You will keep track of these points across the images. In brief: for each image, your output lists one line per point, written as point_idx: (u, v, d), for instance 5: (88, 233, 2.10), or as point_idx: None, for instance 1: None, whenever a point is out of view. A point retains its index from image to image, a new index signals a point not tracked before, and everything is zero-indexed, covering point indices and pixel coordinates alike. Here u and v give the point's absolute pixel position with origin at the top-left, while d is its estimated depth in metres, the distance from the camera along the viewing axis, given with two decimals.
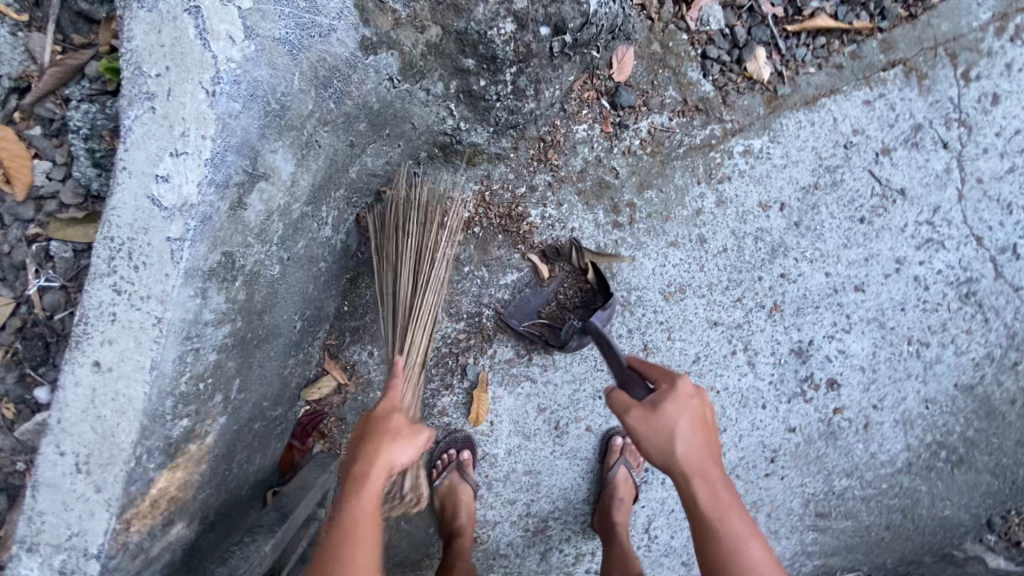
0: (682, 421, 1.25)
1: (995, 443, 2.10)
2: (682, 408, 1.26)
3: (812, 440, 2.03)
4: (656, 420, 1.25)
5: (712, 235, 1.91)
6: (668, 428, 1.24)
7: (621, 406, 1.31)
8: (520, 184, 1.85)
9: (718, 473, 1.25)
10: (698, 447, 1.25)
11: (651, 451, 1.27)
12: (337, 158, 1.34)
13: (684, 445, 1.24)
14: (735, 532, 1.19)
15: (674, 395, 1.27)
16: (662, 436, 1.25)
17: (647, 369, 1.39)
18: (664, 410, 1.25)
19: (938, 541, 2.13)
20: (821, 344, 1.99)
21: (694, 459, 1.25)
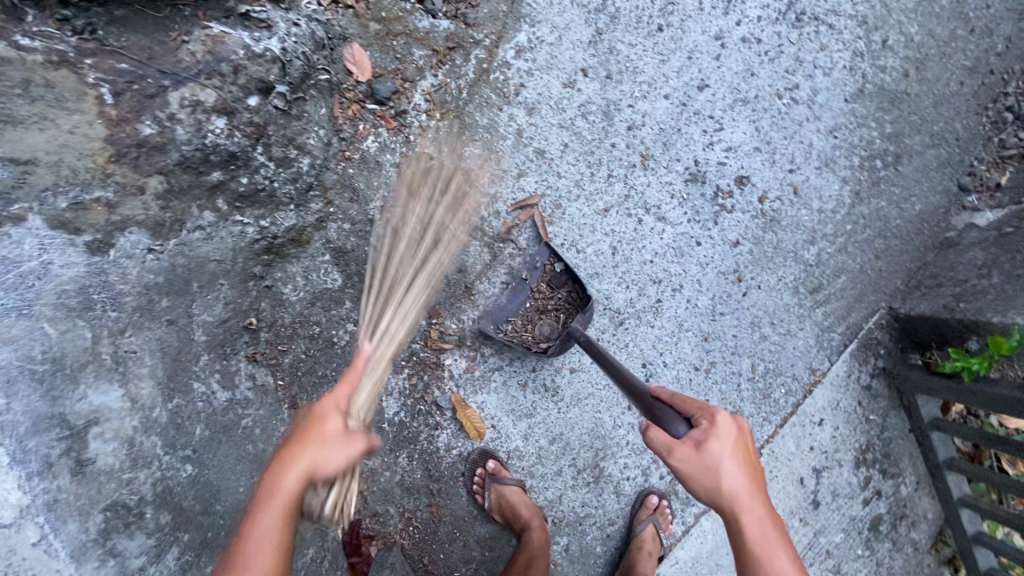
0: (726, 458, 1.28)
1: (917, 119, 2.04)
2: (727, 448, 1.28)
3: (760, 238, 2.00)
4: (702, 461, 1.27)
5: (546, 142, 1.86)
6: (715, 469, 1.27)
7: (663, 448, 1.32)
8: (358, 225, 1.80)
9: (763, 506, 1.28)
10: (744, 480, 1.29)
11: (698, 488, 1.29)
12: (169, 342, 1.35)
13: (729, 480, 1.27)
14: (782, 573, 1.21)
15: (718, 435, 1.29)
16: (710, 476, 1.27)
17: (679, 402, 1.39)
18: (709, 452, 1.27)
19: (930, 236, 2.08)
20: (707, 157, 1.94)
21: (740, 494, 1.28)
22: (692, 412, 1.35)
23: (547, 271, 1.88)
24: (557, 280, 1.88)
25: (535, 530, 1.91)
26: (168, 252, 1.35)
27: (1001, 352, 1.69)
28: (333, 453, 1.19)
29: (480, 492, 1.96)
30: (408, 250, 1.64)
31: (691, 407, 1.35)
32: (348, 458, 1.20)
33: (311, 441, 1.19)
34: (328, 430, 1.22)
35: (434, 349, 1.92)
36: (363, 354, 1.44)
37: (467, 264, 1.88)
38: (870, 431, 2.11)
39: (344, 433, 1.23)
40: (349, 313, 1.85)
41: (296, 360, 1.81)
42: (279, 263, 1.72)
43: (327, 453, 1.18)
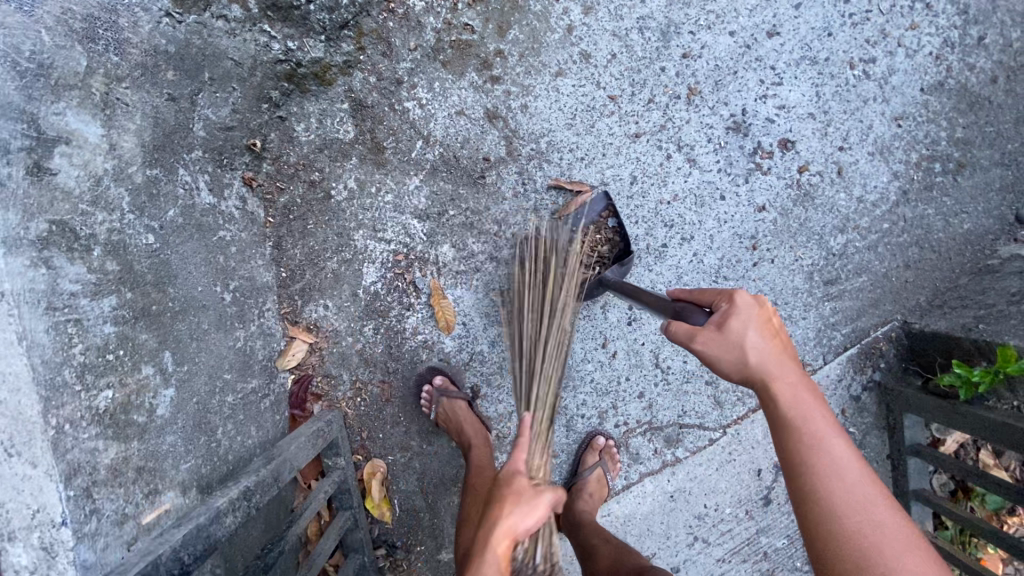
0: (751, 334, 1.13)
1: (993, 133, 1.88)
2: (752, 320, 1.14)
3: (788, 210, 1.89)
4: (724, 338, 1.14)
5: (594, 47, 1.78)
6: (739, 344, 1.12)
7: (684, 336, 1.18)
8: (384, 82, 1.77)
9: (800, 384, 1.11)
10: (774, 357, 1.13)
11: (726, 370, 1.15)
12: (163, 116, 1.35)
13: (755, 357, 1.12)
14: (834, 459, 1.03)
15: (736, 305, 1.15)
16: (733, 352, 1.13)
17: (698, 296, 1.26)
18: (732, 327, 1.13)
19: (969, 260, 1.93)
20: (756, 109, 1.83)
21: (769, 366, 1.12)
22: (711, 300, 1.21)
23: (598, 222, 1.81)
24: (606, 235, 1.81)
25: (480, 451, 1.78)
26: (184, 26, 1.35)
27: (1006, 369, 1.56)
28: (524, 513, 1.18)
29: (428, 406, 1.90)
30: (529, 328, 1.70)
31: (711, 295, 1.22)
32: (540, 516, 1.20)
33: (507, 501, 1.21)
34: (517, 484, 1.27)
35: (426, 231, 1.87)
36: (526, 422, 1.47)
37: (480, 151, 1.83)
38: None
39: (532, 490, 1.25)
40: (352, 169, 1.82)
41: (290, 203, 1.82)
42: (298, 96, 1.72)
43: (518, 516, 1.17)
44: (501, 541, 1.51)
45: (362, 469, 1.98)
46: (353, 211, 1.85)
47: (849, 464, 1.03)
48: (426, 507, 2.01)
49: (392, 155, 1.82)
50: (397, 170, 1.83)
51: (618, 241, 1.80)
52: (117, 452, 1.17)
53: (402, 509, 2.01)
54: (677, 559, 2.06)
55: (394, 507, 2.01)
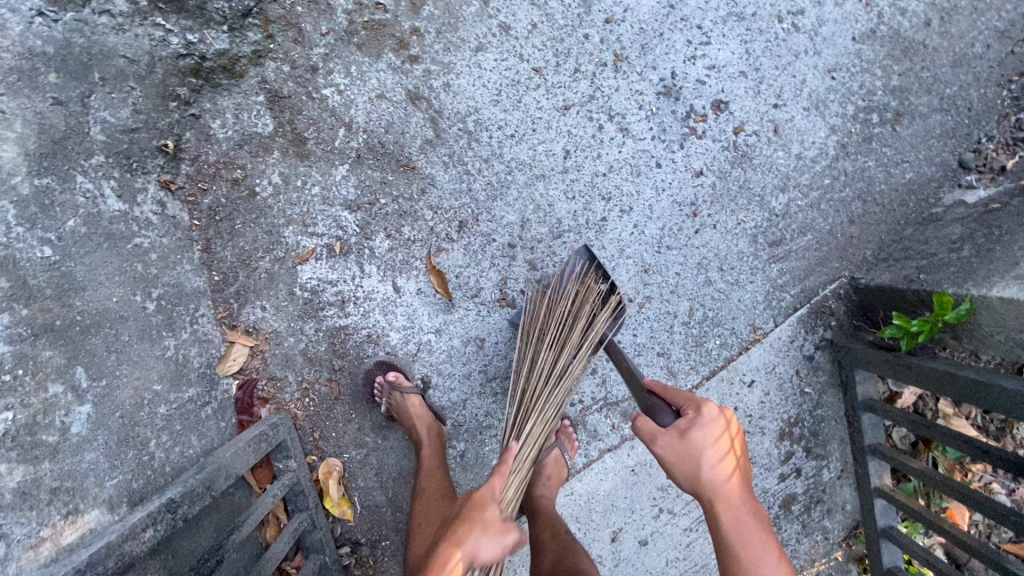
0: (710, 451, 1.21)
1: (929, 78, 1.85)
2: (713, 438, 1.22)
3: (726, 172, 1.85)
4: (684, 449, 1.22)
5: (513, 18, 1.74)
6: (697, 457, 1.21)
7: (647, 435, 1.28)
8: (298, 70, 1.71)
9: (742, 499, 1.21)
10: (725, 472, 1.22)
11: (677, 477, 1.24)
12: (49, 121, 1.29)
13: (709, 470, 1.21)
14: None
15: (700, 422, 1.24)
16: (690, 464, 1.22)
17: (670, 395, 1.34)
18: (692, 440, 1.22)
19: (914, 211, 1.90)
20: (685, 71, 1.80)
21: (720, 487, 1.21)
22: (681, 403, 1.30)
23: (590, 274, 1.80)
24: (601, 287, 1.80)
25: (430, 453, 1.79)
26: (61, 24, 1.34)
27: (944, 318, 1.54)
28: (487, 541, 1.31)
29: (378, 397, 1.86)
30: (544, 363, 1.67)
31: (681, 397, 1.31)
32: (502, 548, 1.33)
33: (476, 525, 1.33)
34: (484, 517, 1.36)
35: (359, 221, 1.82)
36: (511, 453, 1.52)
37: (406, 135, 1.77)
38: (803, 405, 1.99)
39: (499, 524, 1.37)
40: (274, 165, 1.76)
41: (215, 204, 1.75)
42: (209, 92, 1.66)
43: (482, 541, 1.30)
44: None
45: (318, 471, 1.93)
46: (280, 206, 1.79)
47: None
48: (387, 502, 1.98)
49: (315, 145, 1.76)
50: (322, 161, 1.77)
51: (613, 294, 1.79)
52: (25, 475, 1.14)
53: (363, 507, 1.97)
54: (645, 532, 2.06)
55: (355, 504, 1.97)
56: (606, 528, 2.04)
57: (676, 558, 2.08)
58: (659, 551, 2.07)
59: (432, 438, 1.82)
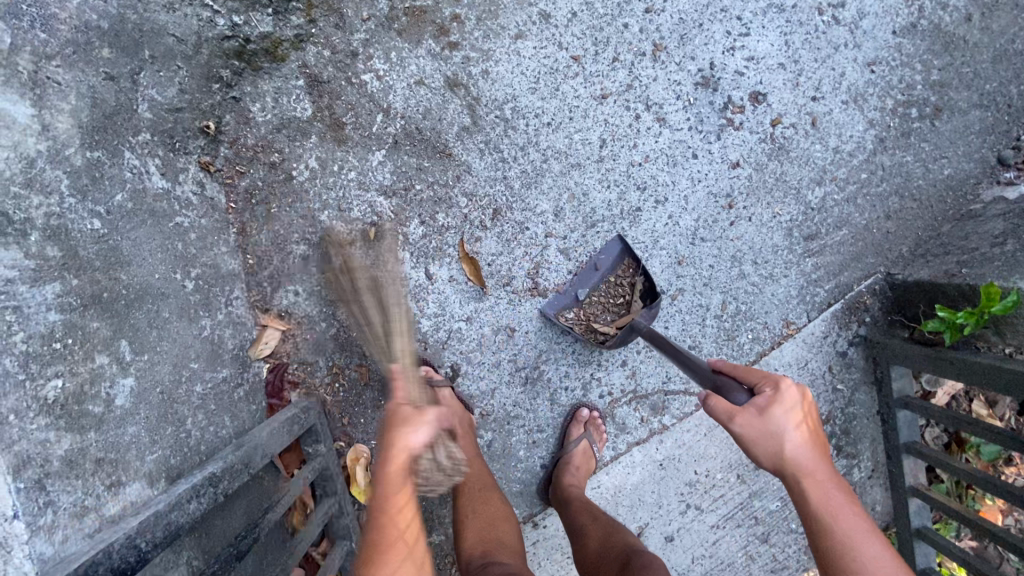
0: (793, 428, 1.18)
1: (969, 73, 1.84)
2: (794, 414, 1.19)
3: (763, 164, 1.84)
4: (766, 427, 1.18)
5: (553, 7, 1.75)
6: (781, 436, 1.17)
7: (724, 415, 1.23)
8: (339, 55, 1.72)
9: (828, 473, 1.17)
10: (808, 449, 1.18)
11: (760, 457, 1.20)
12: (101, 95, 1.31)
13: (793, 446, 1.17)
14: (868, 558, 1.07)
15: (779, 397, 1.20)
16: (773, 442, 1.18)
17: (740, 374, 1.31)
18: (774, 418, 1.18)
19: (951, 207, 1.88)
20: (724, 62, 1.79)
21: (805, 463, 1.17)
22: (755, 381, 1.27)
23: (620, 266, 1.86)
24: (631, 278, 1.85)
25: (464, 441, 1.76)
26: (116, 0, 1.34)
27: (991, 311, 1.53)
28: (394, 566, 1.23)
29: None
30: (373, 311, 1.65)
31: (754, 376, 1.28)
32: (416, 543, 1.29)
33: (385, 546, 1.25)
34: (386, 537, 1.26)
35: (393, 207, 1.82)
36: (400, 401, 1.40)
37: (443, 122, 1.78)
38: (835, 402, 1.97)
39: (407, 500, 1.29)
40: (312, 149, 1.76)
41: (252, 186, 1.76)
42: (251, 75, 1.67)
43: (413, 431, 1.29)
44: (501, 536, 1.54)
45: (345, 457, 1.92)
46: (316, 191, 1.79)
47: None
48: None
49: (353, 130, 1.77)
50: (358, 146, 1.78)
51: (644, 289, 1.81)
52: (73, 443, 1.13)
53: None
54: (671, 528, 2.04)
55: None
56: (632, 523, 2.02)
57: (702, 555, 2.05)
58: (685, 548, 2.04)
59: (463, 425, 1.80)
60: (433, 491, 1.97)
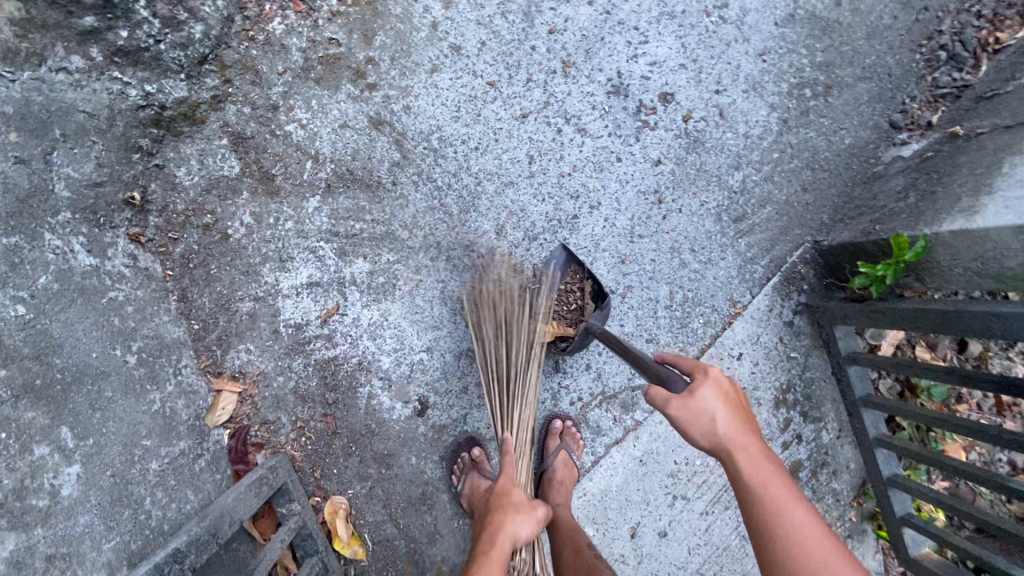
0: (720, 406, 1.26)
1: (848, 51, 2.02)
2: (721, 394, 1.27)
3: (682, 158, 1.95)
4: (696, 408, 1.26)
5: (462, 39, 1.83)
6: (710, 414, 1.25)
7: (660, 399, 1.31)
8: (260, 111, 1.73)
9: (757, 447, 1.23)
10: (737, 426, 1.25)
11: (696, 437, 1.27)
12: (11, 177, 1.31)
13: (723, 425, 1.24)
14: (794, 527, 1.12)
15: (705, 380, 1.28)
16: (703, 421, 1.25)
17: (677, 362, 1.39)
18: (704, 398, 1.26)
19: (859, 171, 2.03)
20: (630, 69, 1.91)
21: (736, 440, 1.23)
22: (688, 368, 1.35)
23: (568, 274, 1.86)
24: (580, 284, 1.85)
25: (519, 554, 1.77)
26: (19, 83, 1.36)
27: (904, 259, 1.65)
28: (524, 522, 1.58)
29: (458, 474, 1.89)
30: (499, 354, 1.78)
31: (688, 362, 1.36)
32: (535, 524, 1.61)
33: (509, 509, 1.62)
34: (515, 500, 1.65)
35: (336, 249, 1.82)
36: (508, 445, 1.70)
37: (373, 160, 1.81)
38: (790, 370, 2.05)
39: (527, 503, 1.65)
40: (244, 205, 1.75)
41: (187, 251, 1.72)
42: (172, 140, 1.66)
43: (519, 525, 1.57)
44: None
45: (323, 512, 1.86)
46: (256, 246, 1.77)
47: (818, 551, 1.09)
48: (398, 533, 1.91)
49: (284, 181, 1.77)
50: (292, 195, 1.78)
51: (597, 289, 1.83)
52: (18, 542, 1.11)
53: (375, 544, 1.89)
54: (663, 523, 2.04)
55: (366, 542, 1.89)
56: (624, 525, 2.03)
57: (698, 544, 2.06)
58: (680, 540, 2.05)
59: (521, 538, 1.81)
60: (419, 532, 1.92)
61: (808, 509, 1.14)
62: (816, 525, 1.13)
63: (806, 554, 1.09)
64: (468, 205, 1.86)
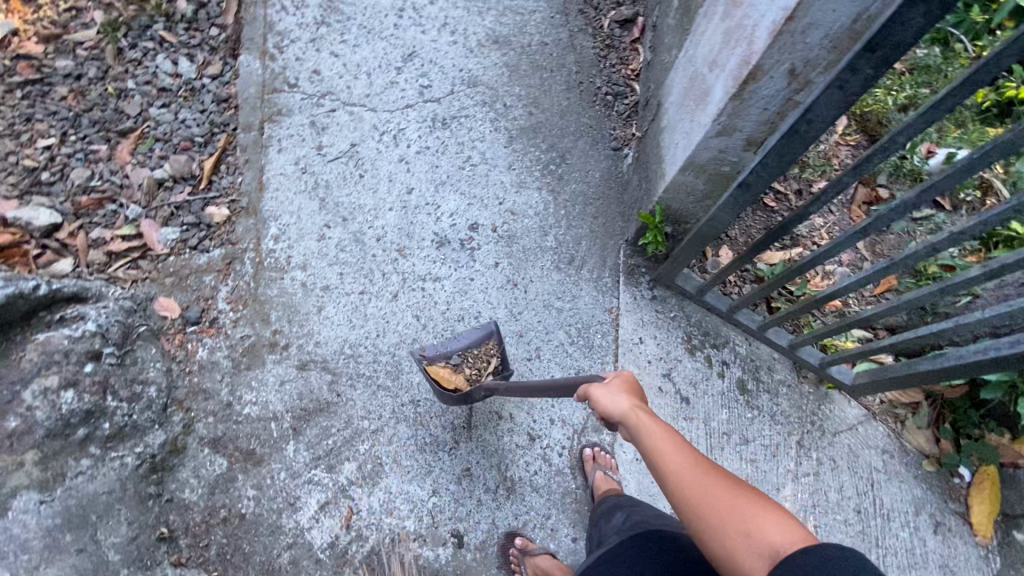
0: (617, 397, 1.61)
1: (559, 130, 2.95)
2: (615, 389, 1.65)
3: (510, 253, 2.69)
4: (603, 399, 1.62)
5: (327, 279, 2.49)
6: (610, 403, 1.61)
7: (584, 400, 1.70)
8: (219, 413, 2.24)
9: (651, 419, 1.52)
10: (630, 407, 1.57)
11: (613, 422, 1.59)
12: (82, 566, 1.82)
13: (621, 408, 1.58)
14: (686, 474, 1.37)
15: (609, 385, 1.67)
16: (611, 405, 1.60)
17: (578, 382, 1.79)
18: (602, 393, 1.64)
19: (618, 185, 2.87)
20: (441, 226, 2.68)
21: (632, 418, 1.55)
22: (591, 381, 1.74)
23: (485, 349, 2.35)
24: (495, 359, 2.35)
25: None
26: (58, 498, 1.87)
27: (655, 226, 2.34)
28: None
29: (517, 563, 2.17)
30: None
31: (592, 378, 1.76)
32: None
33: None
34: None
35: (325, 468, 2.23)
36: None
37: (315, 391, 2.32)
38: (681, 325, 2.68)
39: None
40: (243, 484, 2.16)
41: (219, 546, 2.08)
42: (168, 475, 2.11)
43: None
44: None
45: None
46: (267, 507, 2.15)
47: (704, 478, 1.35)
48: None
49: (262, 448, 2.22)
50: (274, 453, 2.22)
51: (497, 368, 2.33)
52: None
53: None
54: None
55: None
56: None
57: None
58: None
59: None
60: None
61: (689, 454, 1.41)
62: (699, 464, 1.38)
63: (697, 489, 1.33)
64: (397, 373, 2.39)
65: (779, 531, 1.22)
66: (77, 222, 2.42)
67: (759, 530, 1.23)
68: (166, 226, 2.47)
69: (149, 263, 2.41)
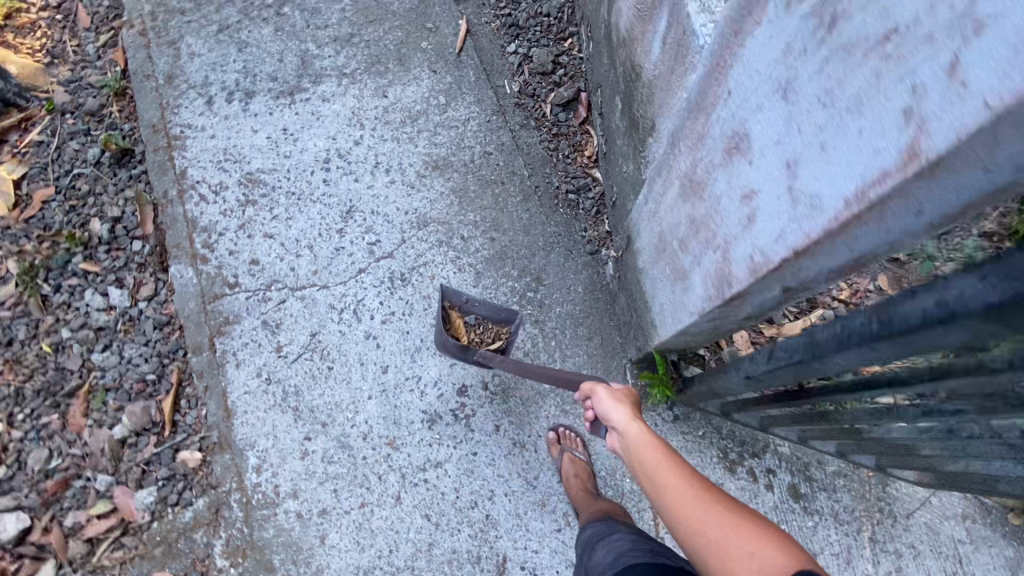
0: (620, 413, 1.85)
1: (527, 249, 2.66)
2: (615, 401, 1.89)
3: (509, 409, 2.45)
4: (605, 413, 1.88)
5: (321, 502, 2.29)
6: (611, 415, 1.86)
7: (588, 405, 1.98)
8: None
9: (650, 437, 1.75)
10: (633, 424, 1.80)
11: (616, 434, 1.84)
12: None
13: (623, 422, 1.82)
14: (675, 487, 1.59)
15: (613, 398, 1.91)
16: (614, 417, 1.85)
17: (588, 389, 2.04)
18: (605, 406, 1.89)
19: (605, 295, 2.62)
20: (428, 401, 2.43)
21: (633, 435, 1.78)
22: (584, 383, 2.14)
23: (496, 330, 2.48)
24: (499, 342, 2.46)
25: None
26: None
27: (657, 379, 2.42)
28: None
29: None
30: None
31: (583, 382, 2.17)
32: None
33: None
34: None
35: None
36: None
37: None
38: (712, 441, 2.43)
39: None
40: None
41: None
42: None
43: None
44: None
45: None
46: None
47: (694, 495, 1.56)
48: None
49: None
50: None
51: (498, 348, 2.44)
52: None
53: None
54: None
55: None
56: None
57: None
58: None
59: None
60: None
61: (682, 470, 1.63)
62: (690, 479, 1.60)
63: (685, 500, 1.56)
64: None
65: (752, 541, 1.41)
66: (48, 514, 2.24)
67: (752, 549, 1.40)
68: (140, 490, 2.28)
69: (133, 537, 2.22)
